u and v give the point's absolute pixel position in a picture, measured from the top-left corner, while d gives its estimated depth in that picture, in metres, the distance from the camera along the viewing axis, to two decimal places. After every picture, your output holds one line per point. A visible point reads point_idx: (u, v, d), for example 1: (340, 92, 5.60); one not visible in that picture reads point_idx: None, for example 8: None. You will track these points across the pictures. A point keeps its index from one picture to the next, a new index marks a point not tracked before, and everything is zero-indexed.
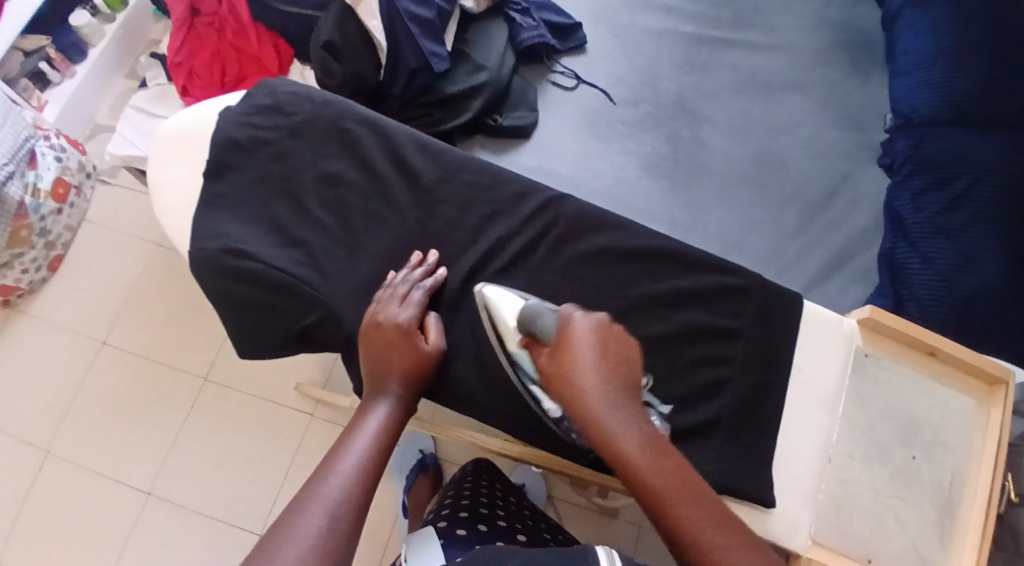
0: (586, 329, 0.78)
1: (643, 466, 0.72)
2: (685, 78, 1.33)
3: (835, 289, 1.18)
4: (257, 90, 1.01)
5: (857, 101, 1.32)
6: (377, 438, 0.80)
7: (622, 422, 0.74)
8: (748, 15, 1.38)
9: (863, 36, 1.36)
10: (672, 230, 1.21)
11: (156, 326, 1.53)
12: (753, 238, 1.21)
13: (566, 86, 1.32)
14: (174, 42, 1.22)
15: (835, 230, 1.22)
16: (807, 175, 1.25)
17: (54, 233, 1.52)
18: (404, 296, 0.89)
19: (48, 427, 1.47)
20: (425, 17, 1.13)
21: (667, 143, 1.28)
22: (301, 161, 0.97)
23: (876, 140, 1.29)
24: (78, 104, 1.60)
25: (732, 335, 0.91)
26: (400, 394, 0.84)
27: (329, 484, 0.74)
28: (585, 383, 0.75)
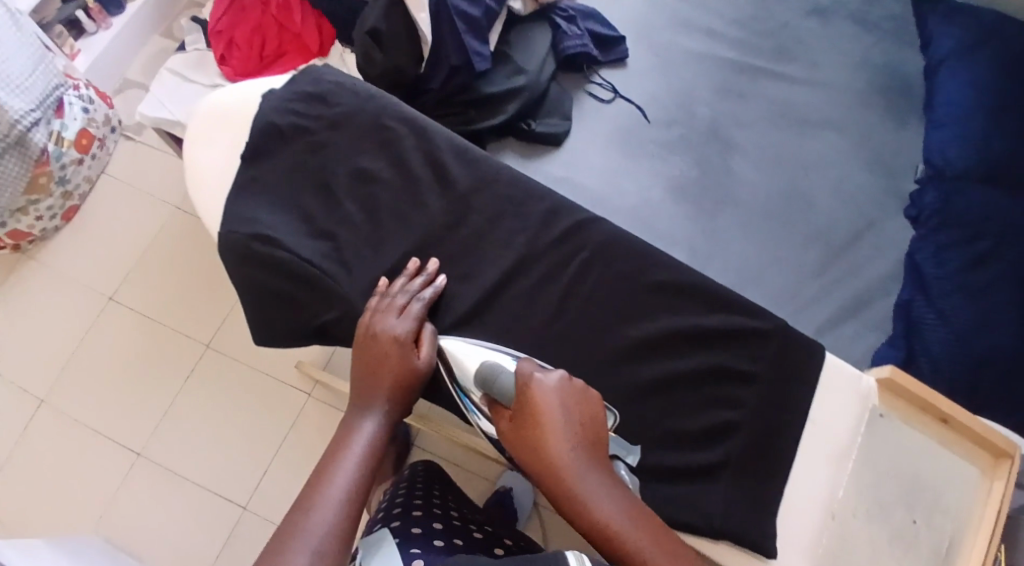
0: (551, 388, 0.81)
1: (619, 528, 0.77)
2: (722, 105, 1.32)
3: (848, 335, 1.16)
4: (302, 76, 1.00)
5: (891, 147, 1.30)
6: (362, 455, 0.84)
7: (591, 482, 0.78)
8: (790, 49, 1.38)
9: (903, 82, 1.35)
10: (691, 258, 1.21)
11: (164, 288, 1.52)
12: (773, 274, 1.20)
13: (602, 98, 1.32)
14: (217, 11, 1.19)
15: (856, 275, 1.21)
16: (834, 216, 1.24)
17: (73, 183, 1.52)
18: (403, 309, 0.89)
19: (46, 376, 1.48)
20: (472, 15, 1.11)
21: (696, 168, 1.27)
22: (337, 154, 0.97)
23: (906, 188, 1.27)
24: (111, 57, 1.59)
25: (749, 380, 0.91)
26: (389, 409, 0.87)
27: (313, 523, 0.78)
28: (556, 446, 0.78)
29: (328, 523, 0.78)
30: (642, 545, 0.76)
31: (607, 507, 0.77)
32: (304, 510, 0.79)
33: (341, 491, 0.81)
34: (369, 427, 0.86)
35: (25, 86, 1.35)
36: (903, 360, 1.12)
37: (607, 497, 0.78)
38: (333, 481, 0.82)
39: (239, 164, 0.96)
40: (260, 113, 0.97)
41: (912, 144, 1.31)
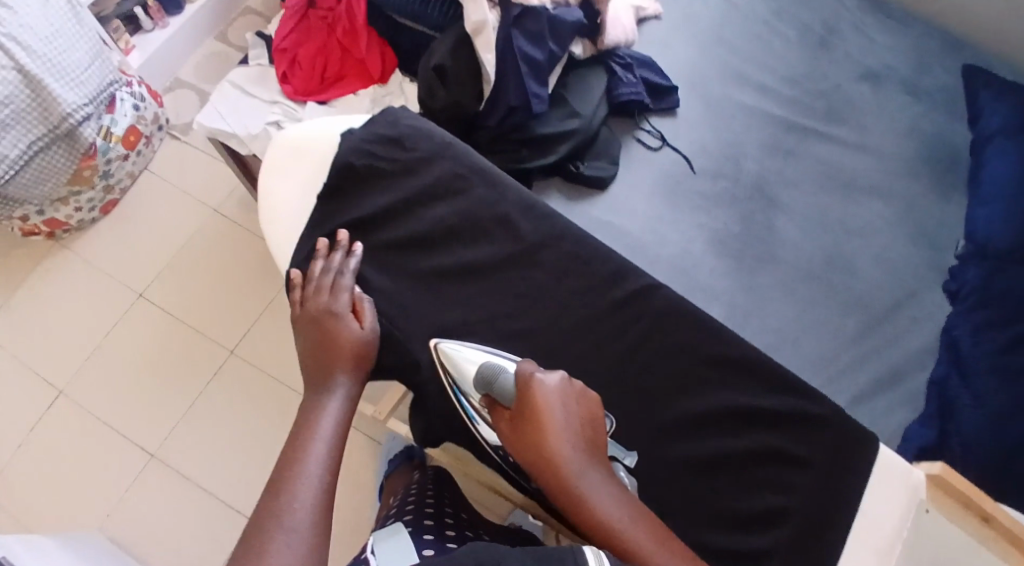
0: (552, 387, 0.86)
1: (613, 518, 0.82)
2: (769, 162, 1.32)
3: (879, 410, 1.17)
4: (381, 119, 1.05)
5: (936, 219, 1.30)
6: (333, 433, 0.91)
7: (591, 480, 0.83)
8: (841, 111, 1.37)
9: (951, 155, 1.35)
10: (729, 316, 1.20)
11: (195, 290, 1.53)
12: (809, 340, 1.19)
13: (650, 146, 1.31)
14: (283, 29, 1.22)
15: (893, 348, 1.20)
16: (875, 284, 1.24)
17: (116, 177, 1.53)
18: (332, 285, 0.96)
19: (69, 367, 1.48)
20: (536, 58, 1.10)
21: (739, 223, 1.26)
22: (409, 201, 1.01)
23: (946, 262, 1.27)
24: (165, 57, 1.61)
25: (805, 466, 0.93)
26: (348, 382, 0.94)
27: (290, 501, 0.84)
28: (556, 441, 0.83)
29: (306, 502, 0.84)
30: (640, 541, 0.81)
31: (602, 500, 0.83)
32: (280, 489, 0.85)
33: (316, 469, 0.87)
34: (334, 403, 0.92)
35: (80, 80, 1.37)
36: (934, 439, 1.12)
37: (606, 495, 0.83)
38: (308, 460, 0.88)
39: (316, 202, 1.02)
40: (342, 154, 1.02)
41: (956, 218, 1.30)
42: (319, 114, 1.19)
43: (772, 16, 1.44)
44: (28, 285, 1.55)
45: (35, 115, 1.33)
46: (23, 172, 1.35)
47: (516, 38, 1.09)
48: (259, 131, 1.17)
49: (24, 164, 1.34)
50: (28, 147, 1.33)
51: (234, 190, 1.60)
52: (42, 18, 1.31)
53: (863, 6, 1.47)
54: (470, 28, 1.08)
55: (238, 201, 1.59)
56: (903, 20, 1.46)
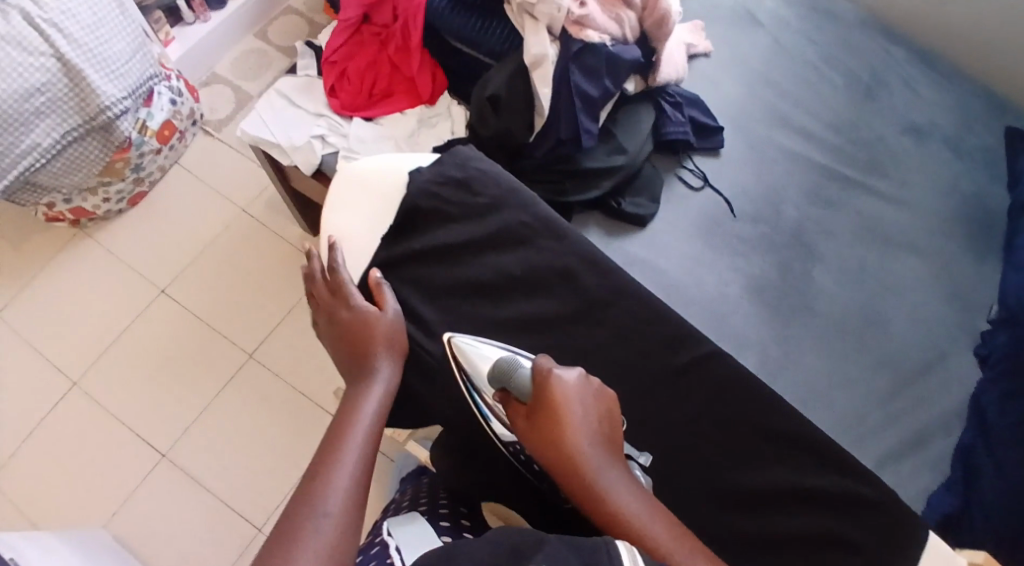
0: (570, 382, 0.86)
1: (633, 513, 0.81)
2: (810, 210, 1.30)
3: (906, 472, 1.15)
4: (448, 160, 1.04)
5: (970, 281, 1.28)
6: (371, 418, 0.89)
7: (609, 477, 0.83)
8: (883, 163, 1.35)
9: (990, 215, 1.33)
10: (761, 368, 1.18)
11: (218, 290, 1.52)
12: (839, 396, 1.18)
13: (691, 185, 1.30)
14: (335, 41, 1.20)
15: (919, 409, 1.18)
16: (909, 343, 1.22)
17: (147, 170, 1.54)
18: (335, 286, 0.98)
19: (85, 360, 1.47)
20: (591, 94, 1.09)
21: (777, 270, 1.25)
22: (461, 239, 1.00)
23: (977, 324, 1.25)
24: (203, 50, 1.63)
25: (856, 550, 0.92)
26: (383, 367, 0.93)
27: (326, 485, 0.82)
28: (575, 435, 0.83)
29: (342, 485, 0.82)
30: (662, 538, 0.80)
31: (621, 494, 0.82)
32: (314, 476, 0.83)
33: (353, 455, 0.85)
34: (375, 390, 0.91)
35: (120, 72, 1.37)
36: (957, 509, 1.09)
37: (626, 493, 0.82)
38: (345, 447, 0.86)
39: (381, 242, 1.01)
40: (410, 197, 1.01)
41: (988, 281, 1.28)
42: (364, 130, 1.17)
43: (822, 61, 1.43)
44: (48, 271, 1.54)
45: (72, 104, 1.33)
46: (54, 161, 1.36)
47: (574, 74, 1.08)
48: (302, 142, 1.16)
49: (56, 154, 1.35)
50: (62, 137, 1.34)
51: (264, 190, 1.60)
52: (87, 7, 1.32)
53: (910, 58, 1.45)
54: (529, 61, 1.08)
55: (266, 203, 1.59)
56: (950, 76, 1.44)
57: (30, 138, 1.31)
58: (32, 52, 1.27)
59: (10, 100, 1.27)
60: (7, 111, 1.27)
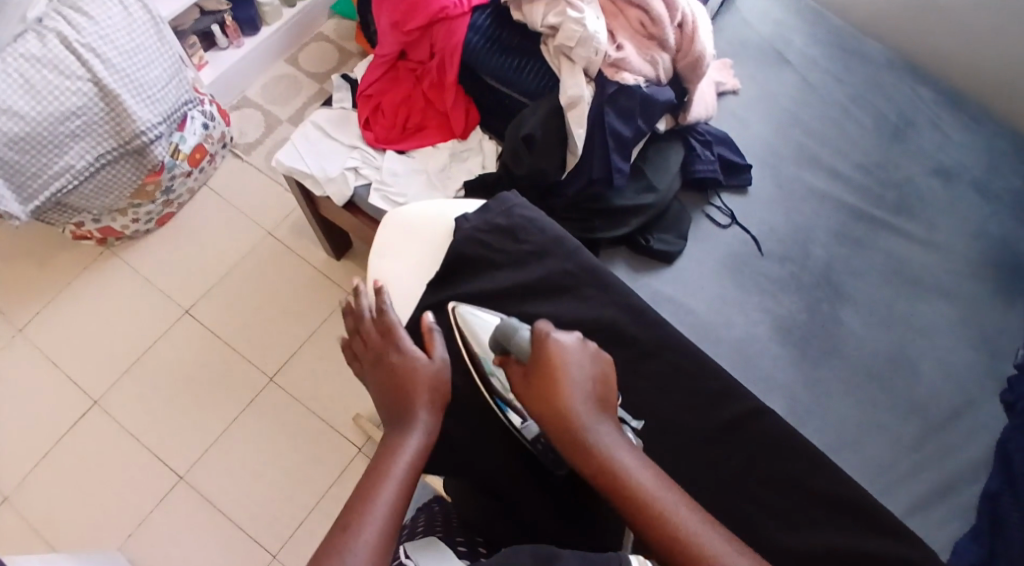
0: (566, 343, 0.86)
1: (626, 470, 0.80)
2: (838, 249, 1.30)
3: (932, 520, 1.14)
4: (495, 207, 1.06)
5: (997, 325, 1.27)
6: (404, 471, 0.82)
7: (602, 435, 0.81)
8: (910, 205, 1.35)
9: (1017, 259, 1.32)
10: (788, 412, 1.18)
11: (241, 312, 1.54)
12: (864, 440, 1.18)
13: (719, 222, 1.31)
14: (371, 75, 1.25)
15: (945, 456, 1.18)
16: (934, 388, 1.22)
17: (176, 193, 1.57)
18: (384, 328, 0.95)
19: (107, 379, 1.48)
20: (624, 134, 1.12)
21: (805, 310, 1.25)
22: (496, 277, 1.03)
23: (1003, 370, 1.24)
24: (235, 74, 1.70)
25: None
26: (422, 418, 0.88)
27: (353, 539, 0.75)
28: (567, 393, 0.82)
29: (368, 539, 0.75)
30: (655, 496, 0.78)
31: (614, 453, 0.81)
32: (344, 527, 0.76)
33: (383, 507, 0.78)
34: (410, 442, 0.85)
35: (156, 98, 1.39)
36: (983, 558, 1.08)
37: (620, 451, 0.81)
38: (374, 499, 0.79)
39: (426, 288, 1.03)
40: (457, 242, 1.04)
41: (1015, 326, 1.27)
42: (397, 163, 1.23)
43: (850, 102, 1.43)
44: (74, 289, 1.56)
45: (108, 128, 1.35)
46: (87, 183, 1.38)
47: (607, 114, 1.10)
48: (336, 173, 1.21)
49: (88, 177, 1.37)
50: (96, 160, 1.36)
51: (290, 213, 1.62)
52: (126, 32, 1.34)
53: (939, 99, 1.45)
54: (565, 102, 1.10)
55: (291, 226, 1.61)
56: (979, 118, 1.44)
57: (64, 160, 1.33)
58: (71, 76, 1.29)
59: (45, 122, 1.28)
60: (43, 133, 1.29)
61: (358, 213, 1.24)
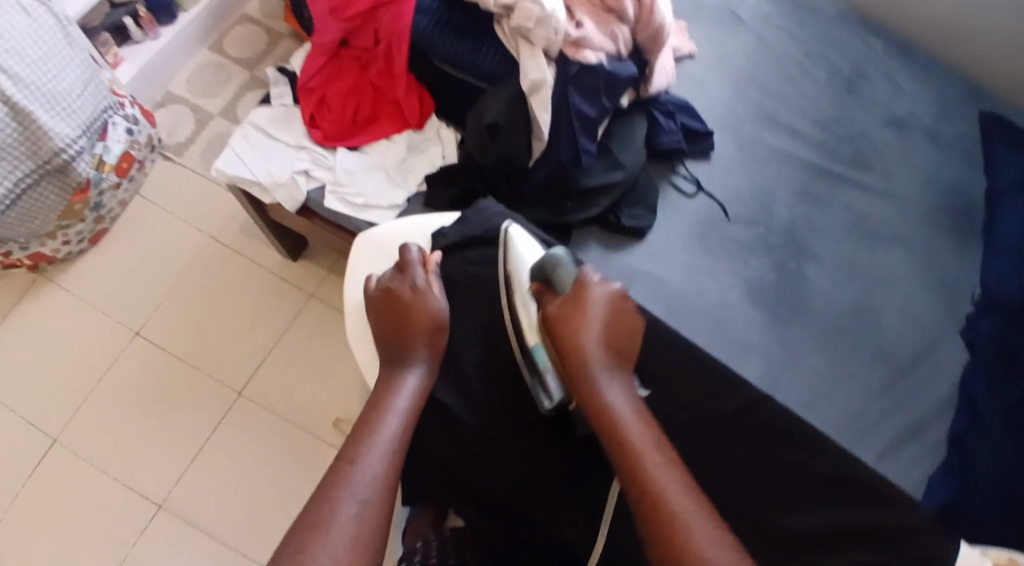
0: (602, 289, 0.88)
1: (623, 414, 0.80)
2: (800, 208, 1.28)
3: (904, 461, 1.12)
4: (472, 216, 1.06)
5: (952, 269, 1.26)
6: (406, 406, 0.84)
7: (609, 378, 0.83)
8: (867, 156, 1.34)
9: (966, 202, 1.32)
10: (763, 375, 1.15)
11: (199, 328, 1.48)
12: (838, 393, 1.16)
13: (685, 192, 1.28)
14: (312, 68, 1.23)
15: (911, 400, 1.16)
16: (898, 336, 1.20)
17: (107, 207, 1.49)
18: (402, 263, 0.97)
19: (64, 412, 1.41)
20: (589, 115, 1.11)
21: (773, 272, 1.23)
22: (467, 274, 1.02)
23: (961, 310, 1.23)
24: (156, 68, 1.61)
25: None
26: (426, 359, 0.90)
27: (360, 469, 0.76)
28: (589, 330, 0.85)
29: (375, 472, 0.76)
30: (641, 441, 0.78)
31: (617, 395, 0.82)
32: (351, 458, 0.77)
33: (386, 440, 0.79)
34: (412, 379, 0.87)
35: (73, 108, 1.31)
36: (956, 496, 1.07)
37: (622, 394, 0.82)
38: (379, 433, 0.80)
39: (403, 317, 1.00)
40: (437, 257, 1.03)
41: (973, 268, 1.27)
42: (351, 161, 1.20)
43: (804, 57, 1.40)
44: (20, 323, 1.47)
45: (24, 149, 1.26)
46: (11, 211, 1.29)
47: (571, 94, 1.09)
48: (284, 179, 1.18)
49: (12, 203, 1.28)
50: (16, 184, 1.27)
51: (235, 216, 1.57)
52: (33, 40, 1.24)
53: (889, 49, 1.44)
54: (527, 86, 1.08)
55: (239, 229, 1.55)
56: (929, 66, 1.43)
57: None
58: None
59: None
60: None
61: (312, 217, 1.21)
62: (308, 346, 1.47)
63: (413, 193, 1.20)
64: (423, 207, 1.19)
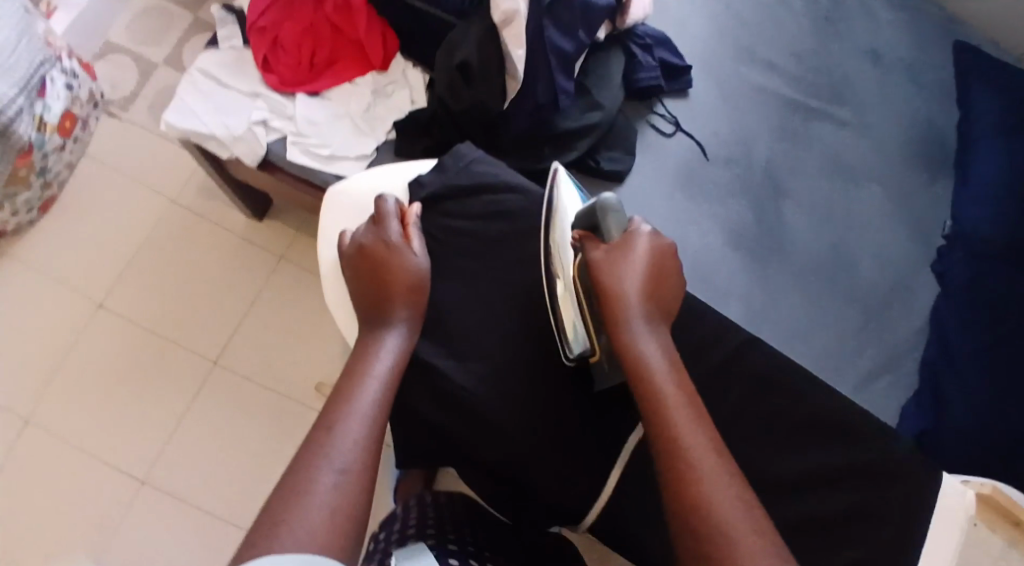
0: (649, 236, 0.81)
1: (659, 372, 0.75)
2: (778, 146, 1.22)
3: (878, 391, 1.10)
4: (450, 164, 1.01)
5: (925, 202, 1.21)
6: (388, 368, 0.79)
7: (646, 331, 0.77)
8: (841, 92, 1.27)
9: (936, 132, 1.26)
10: (746, 315, 1.11)
11: (165, 297, 1.41)
12: (817, 329, 1.12)
13: (663, 132, 1.21)
14: (262, 7, 1.15)
15: (886, 334, 1.13)
16: (873, 272, 1.16)
17: (53, 172, 1.40)
18: (376, 216, 0.91)
19: (30, 392, 1.34)
20: (566, 50, 1.06)
21: (752, 213, 1.18)
22: (434, 221, 0.98)
23: (934, 242, 1.19)
24: (92, 17, 1.51)
25: (881, 509, 0.90)
26: (408, 318, 0.85)
27: (339, 436, 0.71)
28: (631, 280, 0.77)
29: (355, 439, 0.71)
30: (673, 403, 0.73)
31: (654, 350, 0.76)
32: (328, 425, 0.72)
33: (367, 406, 0.74)
34: (394, 340, 0.82)
35: (8, 64, 1.24)
36: (931, 430, 1.05)
37: (657, 350, 0.76)
38: (358, 397, 0.74)
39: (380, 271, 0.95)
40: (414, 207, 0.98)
41: (943, 202, 1.22)
42: (314, 110, 1.13)
43: None
44: None
45: None
46: None
47: (546, 28, 1.05)
48: (242, 131, 1.10)
49: None
50: None
51: (191, 175, 1.48)
52: None
53: None
54: (499, 19, 1.03)
55: (196, 188, 1.47)
56: None
57: None
58: None
59: None
60: None
61: (273, 172, 1.14)
62: (281, 308, 1.42)
63: (382, 142, 1.13)
64: (394, 157, 1.13)
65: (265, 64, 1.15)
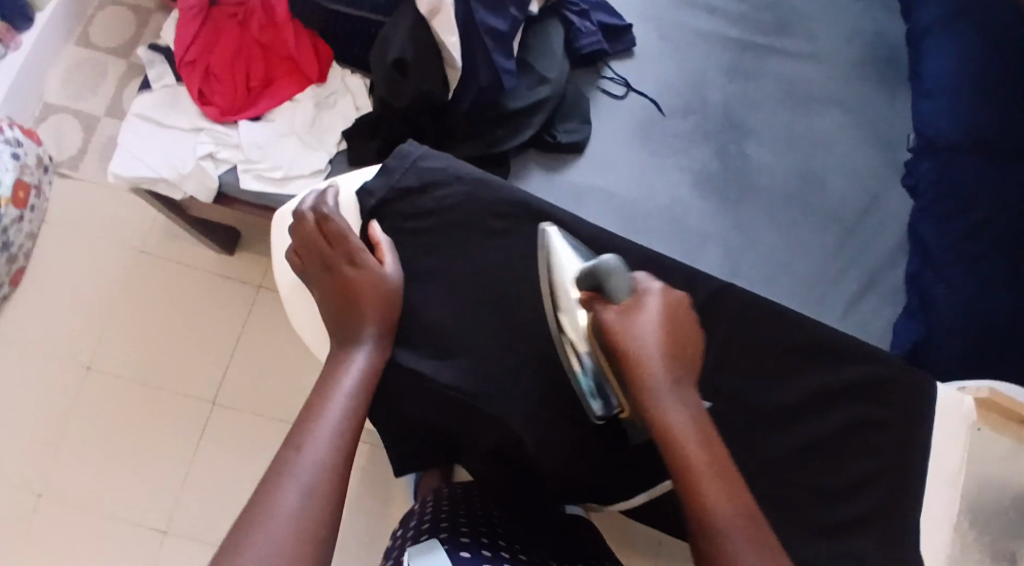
0: (657, 300, 0.74)
1: (691, 449, 0.69)
2: (732, 87, 1.21)
3: (869, 310, 1.09)
4: (396, 165, 0.97)
5: (886, 118, 1.21)
6: (355, 383, 0.78)
7: (673, 404, 0.70)
8: (787, 20, 1.25)
9: (887, 45, 1.25)
10: (724, 262, 1.10)
11: (153, 346, 1.39)
12: (797, 261, 1.11)
13: (615, 95, 1.20)
14: (187, 39, 1.13)
15: (868, 253, 1.13)
16: (843, 195, 1.15)
17: (17, 244, 1.38)
18: (328, 234, 0.86)
19: (38, 466, 1.32)
20: (500, 29, 1.06)
21: (716, 159, 1.16)
22: (400, 225, 0.95)
23: (901, 157, 1.19)
24: (25, 80, 1.48)
25: (880, 425, 0.93)
26: (376, 331, 0.84)
27: (306, 454, 0.70)
28: (650, 353, 0.71)
29: (321, 458, 0.70)
30: (705, 484, 0.67)
31: (682, 424, 0.70)
32: (296, 443, 0.71)
33: (333, 421, 0.74)
34: (360, 358, 0.80)
35: None
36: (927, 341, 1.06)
37: (686, 423, 0.70)
38: (325, 414, 0.74)
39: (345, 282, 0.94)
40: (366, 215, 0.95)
41: (905, 114, 1.21)
42: (256, 133, 1.11)
43: None
44: None
45: None
46: None
47: (477, 12, 1.04)
48: (190, 168, 1.08)
49: None
50: None
51: (154, 221, 1.46)
52: None
53: None
54: (426, 9, 1.02)
55: (161, 233, 1.45)
56: None
57: None
58: None
59: None
60: None
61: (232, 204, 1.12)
62: (268, 337, 1.40)
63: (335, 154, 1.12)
64: (349, 165, 1.12)
65: (201, 96, 1.13)
